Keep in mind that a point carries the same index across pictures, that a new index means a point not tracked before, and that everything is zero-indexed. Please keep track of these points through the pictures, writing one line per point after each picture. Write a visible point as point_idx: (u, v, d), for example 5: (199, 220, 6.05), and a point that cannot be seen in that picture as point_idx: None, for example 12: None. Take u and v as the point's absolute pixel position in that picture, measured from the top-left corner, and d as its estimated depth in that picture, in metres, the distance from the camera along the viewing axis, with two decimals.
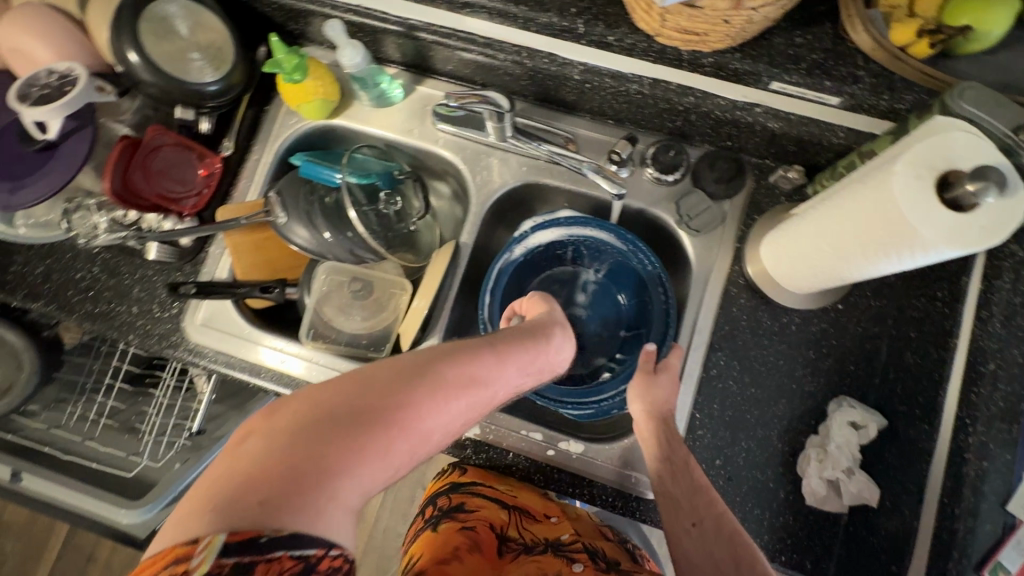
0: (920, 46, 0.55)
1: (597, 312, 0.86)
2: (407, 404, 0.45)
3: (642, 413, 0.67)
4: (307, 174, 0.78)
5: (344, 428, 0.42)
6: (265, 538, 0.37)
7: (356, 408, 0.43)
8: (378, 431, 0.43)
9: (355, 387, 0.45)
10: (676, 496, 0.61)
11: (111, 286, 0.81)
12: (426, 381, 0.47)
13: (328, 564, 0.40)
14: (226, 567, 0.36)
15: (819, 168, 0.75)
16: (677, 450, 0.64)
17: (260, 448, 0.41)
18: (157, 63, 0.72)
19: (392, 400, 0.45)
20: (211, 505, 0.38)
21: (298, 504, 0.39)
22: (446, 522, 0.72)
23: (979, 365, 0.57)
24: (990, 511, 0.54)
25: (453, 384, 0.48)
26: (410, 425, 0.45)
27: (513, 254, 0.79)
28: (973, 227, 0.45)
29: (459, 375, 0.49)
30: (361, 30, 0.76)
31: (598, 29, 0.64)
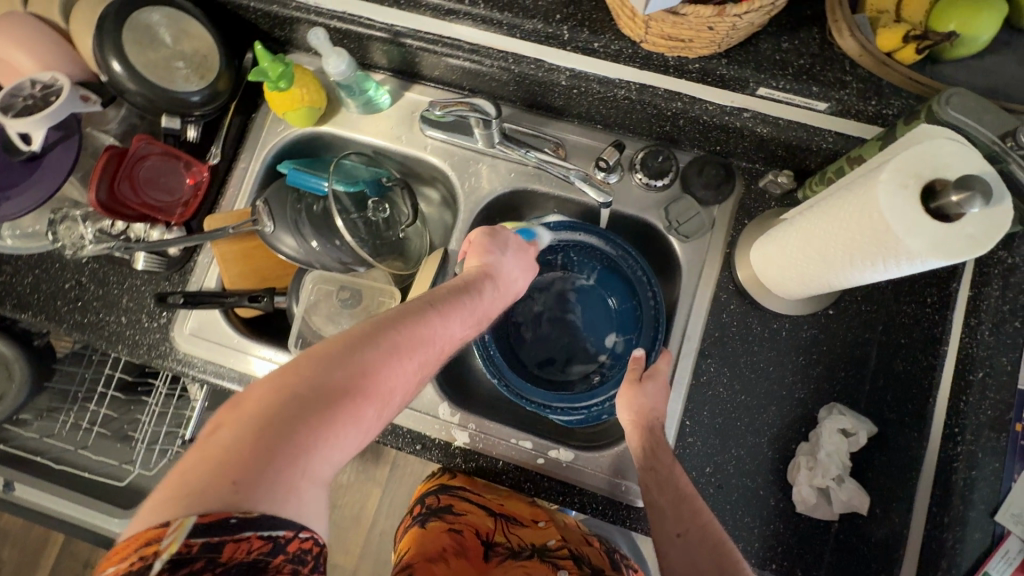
0: (906, 52, 0.54)
1: (587, 317, 0.85)
2: (371, 372, 0.45)
3: (630, 420, 0.67)
4: (295, 182, 0.77)
5: (312, 401, 0.42)
6: (236, 519, 0.36)
7: (323, 382, 0.43)
8: (345, 402, 0.43)
9: (322, 360, 0.44)
10: (663, 508, 0.60)
11: (99, 296, 0.81)
12: (387, 344, 0.47)
13: (298, 545, 0.39)
14: (194, 549, 0.35)
15: (809, 173, 0.74)
16: (663, 458, 0.63)
17: (227, 439, 0.39)
18: (140, 72, 0.71)
19: (356, 368, 0.44)
20: (180, 491, 0.36)
21: (270, 484, 0.38)
22: (433, 521, 0.72)
23: (968, 373, 0.57)
24: (979, 520, 0.53)
25: (415, 343, 0.49)
26: (377, 390, 0.45)
27: None
28: (959, 236, 0.44)
29: (418, 332, 0.49)
30: (347, 36, 0.76)
31: (584, 36, 0.63)
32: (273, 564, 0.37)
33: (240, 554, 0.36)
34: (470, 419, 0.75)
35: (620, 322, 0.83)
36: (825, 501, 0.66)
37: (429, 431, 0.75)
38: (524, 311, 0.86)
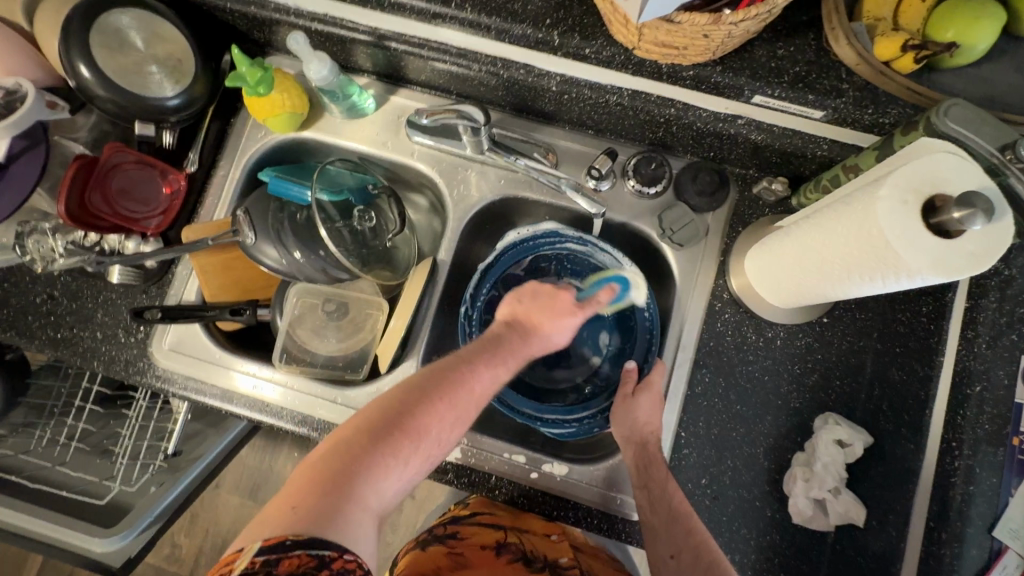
0: (903, 62, 0.53)
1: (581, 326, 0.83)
2: (417, 417, 0.53)
3: (623, 437, 0.67)
4: (277, 191, 0.75)
5: (369, 443, 0.50)
6: (290, 541, 0.43)
7: (379, 426, 0.51)
8: (394, 442, 0.51)
9: (377, 409, 0.53)
10: (656, 527, 0.60)
11: (73, 311, 0.77)
12: (434, 393, 0.54)
13: (342, 565, 0.43)
14: (256, 565, 0.41)
15: (804, 179, 0.73)
16: (656, 473, 0.63)
17: (305, 473, 0.48)
18: (110, 78, 0.68)
19: (406, 414, 0.52)
20: (260, 519, 0.45)
21: (329, 510, 0.46)
22: (439, 544, 0.73)
23: (964, 387, 0.59)
24: (976, 536, 0.55)
25: (459, 390, 0.56)
26: (423, 432, 0.53)
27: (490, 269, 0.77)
28: (960, 254, 0.43)
29: (462, 381, 0.56)
30: (329, 39, 0.73)
31: (574, 41, 0.61)
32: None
33: (293, 568, 0.41)
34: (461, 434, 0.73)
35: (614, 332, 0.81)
36: (822, 512, 0.65)
37: None
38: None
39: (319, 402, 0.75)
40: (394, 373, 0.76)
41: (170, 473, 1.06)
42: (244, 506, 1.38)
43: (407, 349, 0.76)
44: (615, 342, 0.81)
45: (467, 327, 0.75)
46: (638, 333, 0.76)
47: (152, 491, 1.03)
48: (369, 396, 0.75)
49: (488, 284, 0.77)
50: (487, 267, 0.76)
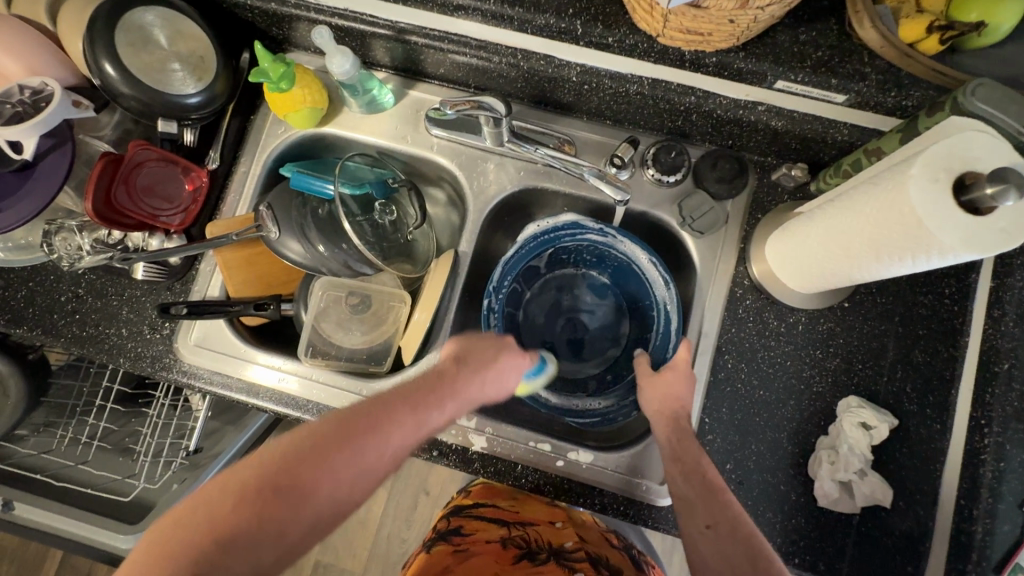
0: (929, 43, 0.54)
1: (599, 317, 0.85)
2: (317, 470, 0.46)
3: (657, 414, 0.66)
4: (299, 186, 0.75)
5: (256, 495, 0.44)
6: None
7: (271, 480, 0.45)
8: (291, 496, 0.45)
9: (269, 464, 0.46)
10: (694, 502, 0.59)
11: (98, 308, 0.78)
12: (338, 446, 0.47)
13: None
14: None
15: (822, 165, 0.74)
16: (689, 448, 0.62)
17: (179, 528, 0.43)
18: (136, 75, 0.68)
19: (303, 469, 0.46)
20: None
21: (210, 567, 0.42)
22: (443, 542, 0.74)
23: (992, 365, 0.60)
24: (1008, 512, 0.57)
25: (366, 446, 0.48)
26: (322, 489, 0.46)
27: (513, 258, 0.76)
28: (990, 231, 0.44)
29: (371, 430, 0.49)
30: (349, 34, 0.74)
31: (597, 30, 0.61)
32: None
33: None
34: (486, 423, 0.74)
35: (630, 321, 0.84)
36: (848, 495, 0.66)
37: (444, 436, 0.74)
38: (538, 313, 0.85)
39: (344, 394, 0.75)
40: (418, 365, 0.76)
41: (190, 470, 1.04)
42: None
43: (431, 340, 0.77)
44: (631, 336, 0.83)
45: (490, 317, 0.75)
46: (660, 323, 0.76)
47: (175, 489, 1.00)
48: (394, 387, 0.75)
49: (512, 273, 0.76)
50: (508, 258, 0.76)
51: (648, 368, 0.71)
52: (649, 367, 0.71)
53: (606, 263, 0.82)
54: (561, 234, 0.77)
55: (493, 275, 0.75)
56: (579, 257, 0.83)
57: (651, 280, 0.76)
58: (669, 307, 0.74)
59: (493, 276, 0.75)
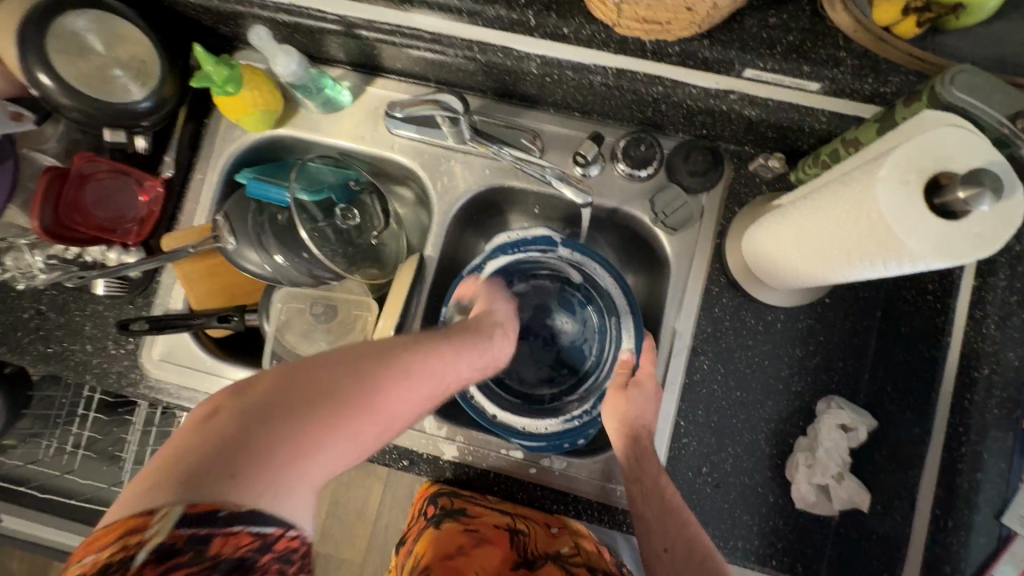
0: (907, 24, 0.48)
1: (573, 330, 0.79)
2: (379, 389, 0.46)
3: (616, 429, 0.66)
4: (255, 194, 0.72)
5: (307, 407, 0.41)
6: (225, 513, 0.35)
7: (326, 394, 0.43)
8: (353, 409, 0.43)
9: (347, 363, 0.46)
10: (650, 523, 0.60)
11: (61, 324, 0.76)
12: (379, 371, 0.47)
13: (285, 543, 0.38)
14: (182, 539, 0.34)
15: (801, 153, 0.70)
16: (648, 467, 0.62)
17: (231, 429, 0.38)
18: (73, 85, 0.65)
19: (364, 373, 0.46)
20: (175, 477, 0.35)
21: (238, 485, 0.36)
22: (447, 523, 0.67)
23: (972, 369, 0.55)
24: (983, 523, 0.53)
25: (413, 364, 0.51)
26: (377, 403, 0.46)
27: (482, 266, 0.73)
28: (964, 237, 0.41)
29: (416, 365, 0.51)
30: (298, 30, 0.70)
31: (551, 21, 0.57)
32: (258, 559, 0.36)
33: (228, 547, 0.35)
34: (457, 431, 0.72)
35: (595, 336, 0.78)
36: (826, 497, 0.64)
37: (415, 445, 0.72)
38: None
39: None
40: None
41: None
42: None
43: None
44: (600, 355, 0.77)
45: None
46: (625, 338, 0.72)
47: None
48: None
49: (474, 285, 0.73)
50: (475, 267, 0.73)
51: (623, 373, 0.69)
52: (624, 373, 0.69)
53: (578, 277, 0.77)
54: (533, 246, 0.73)
55: (459, 279, 0.73)
56: (550, 269, 0.78)
57: (616, 300, 0.73)
58: (633, 320, 0.72)
59: (454, 289, 0.72)
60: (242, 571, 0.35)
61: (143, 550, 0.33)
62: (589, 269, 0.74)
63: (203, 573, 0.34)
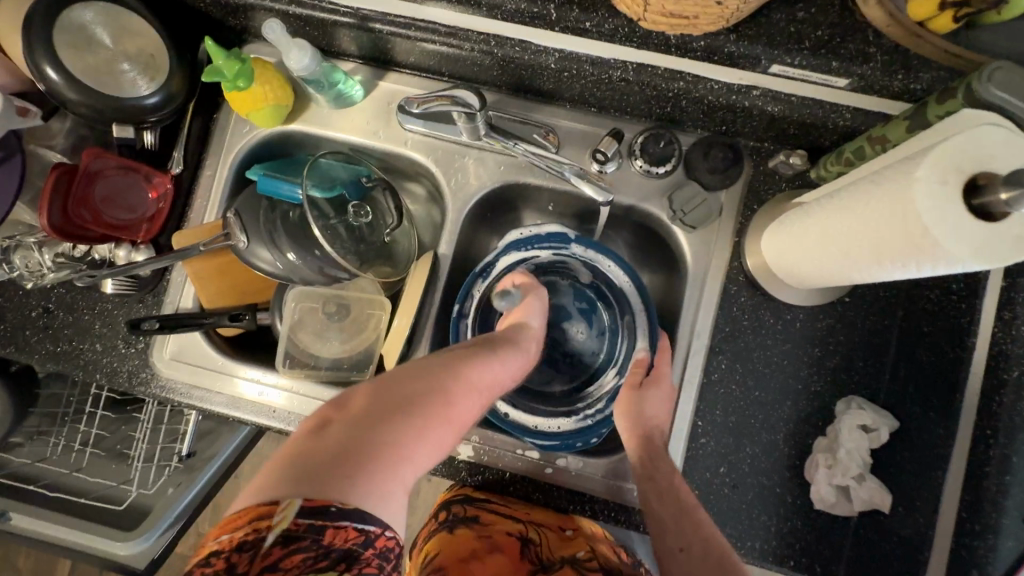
0: (941, 21, 0.47)
1: (583, 330, 0.78)
2: (458, 400, 0.51)
3: (627, 429, 0.65)
4: (267, 190, 0.71)
5: (403, 412, 0.47)
6: (335, 507, 0.40)
7: (417, 402, 0.48)
8: (442, 413, 0.49)
9: (437, 367, 0.53)
10: (665, 522, 0.58)
11: (70, 323, 0.75)
12: (451, 379, 0.52)
13: (384, 542, 0.42)
14: (302, 527, 0.39)
15: (822, 151, 0.69)
16: (662, 466, 0.61)
17: (341, 434, 0.44)
18: (80, 79, 0.64)
19: (455, 371, 0.53)
20: (297, 473, 0.41)
21: (350, 485, 0.41)
22: (459, 529, 0.67)
23: (1002, 371, 0.56)
24: (1013, 528, 0.52)
25: (489, 365, 0.57)
26: (461, 406, 0.52)
27: (491, 260, 0.72)
28: (1002, 240, 0.40)
29: (480, 368, 0.56)
30: (310, 23, 0.68)
31: (573, 15, 0.56)
32: (360, 552, 0.40)
33: (338, 539, 0.39)
34: (472, 431, 0.71)
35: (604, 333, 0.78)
36: (845, 498, 0.64)
37: None
38: None
39: None
40: None
41: (186, 473, 1.04)
42: None
43: (412, 347, 0.74)
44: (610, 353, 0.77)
45: (461, 327, 0.72)
46: (641, 337, 0.72)
47: (170, 494, 1.01)
48: None
49: (484, 280, 0.73)
50: (486, 265, 0.72)
51: (641, 372, 0.68)
52: (642, 372, 0.68)
53: (588, 276, 0.77)
54: (543, 239, 0.72)
55: (471, 274, 0.72)
56: (560, 268, 0.77)
57: (630, 297, 0.73)
58: (647, 317, 0.72)
59: (466, 287, 0.72)
60: (349, 561, 0.40)
61: (269, 536, 0.39)
62: (602, 267, 0.73)
63: (318, 559, 0.39)
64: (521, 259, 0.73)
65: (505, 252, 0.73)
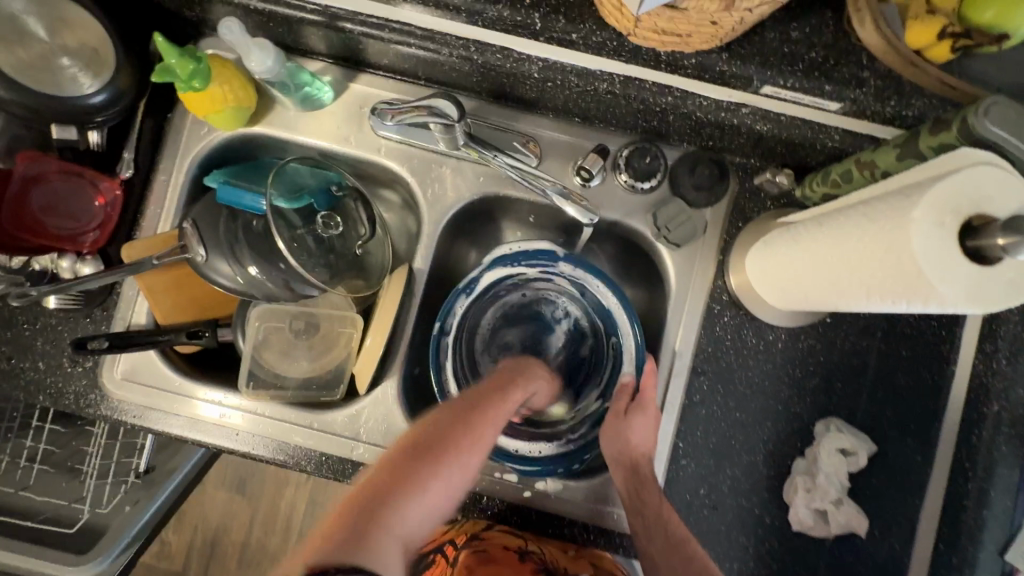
0: (939, 50, 0.46)
1: (566, 349, 0.76)
2: (455, 455, 0.49)
3: (613, 458, 0.64)
4: (227, 200, 0.66)
5: (410, 452, 0.49)
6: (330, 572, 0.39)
7: (418, 451, 0.49)
8: (437, 462, 0.48)
9: (430, 430, 0.51)
10: (657, 560, 0.58)
11: (9, 340, 0.69)
12: (447, 435, 0.50)
13: None
14: None
15: (808, 169, 0.67)
16: (649, 499, 0.61)
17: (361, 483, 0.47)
18: (13, 78, 0.59)
19: (450, 430, 0.51)
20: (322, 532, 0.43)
21: (348, 550, 0.41)
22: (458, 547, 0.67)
23: (983, 407, 0.59)
24: (988, 560, 0.57)
25: (487, 413, 0.54)
26: (456, 461, 0.49)
27: (478, 275, 0.70)
28: (997, 285, 0.39)
29: (474, 415, 0.53)
30: (273, 20, 0.63)
31: (559, 24, 0.53)
32: None
33: None
34: None
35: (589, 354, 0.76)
36: (823, 521, 0.64)
37: None
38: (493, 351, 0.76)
39: (294, 428, 0.70)
40: (373, 394, 0.70)
41: (144, 488, 0.99)
42: (232, 500, 1.36)
43: (386, 366, 0.71)
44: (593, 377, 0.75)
45: (441, 343, 0.69)
46: (626, 361, 0.70)
47: (127, 511, 0.95)
48: (347, 419, 0.70)
49: (470, 295, 0.70)
50: (472, 279, 0.70)
51: (625, 398, 0.66)
52: (625, 399, 0.66)
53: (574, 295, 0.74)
54: (534, 254, 0.70)
55: (457, 288, 0.70)
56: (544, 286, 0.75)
57: (615, 319, 0.71)
58: (634, 341, 0.69)
59: (450, 300, 0.69)
60: None
61: None
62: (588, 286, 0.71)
63: None
64: (509, 274, 0.71)
65: (491, 270, 0.70)
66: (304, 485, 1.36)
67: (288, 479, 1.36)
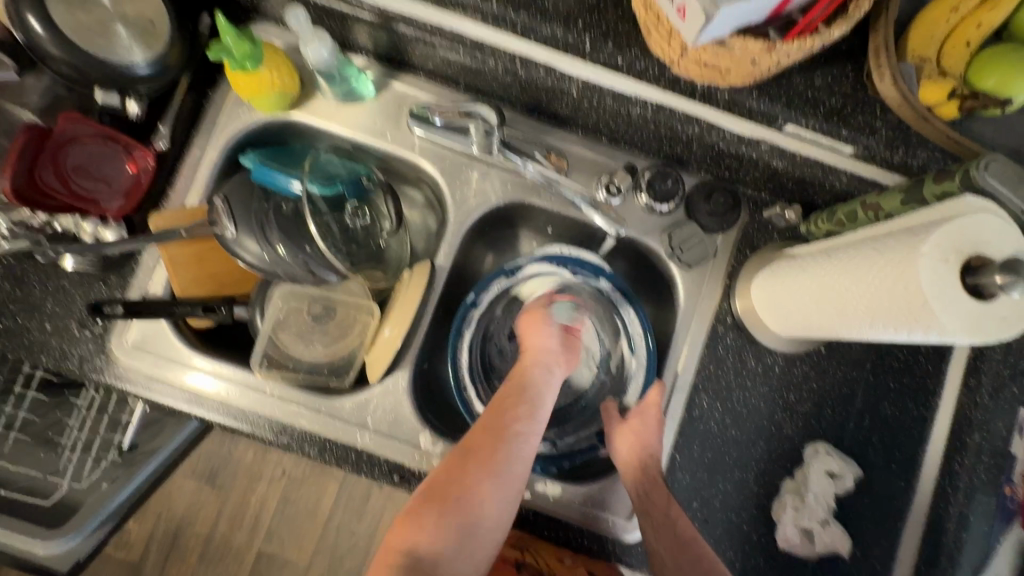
0: (948, 107, 0.53)
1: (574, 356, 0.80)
2: (492, 472, 0.60)
3: (625, 459, 0.66)
4: (261, 179, 0.67)
5: (456, 479, 0.60)
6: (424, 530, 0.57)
7: (461, 468, 0.60)
8: (485, 476, 0.60)
9: (467, 449, 0.62)
10: (664, 558, 0.60)
11: (18, 298, 0.68)
12: (481, 459, 0.60)
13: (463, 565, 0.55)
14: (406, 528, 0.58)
15: (814, 207, 0.72)
16: (658, 499, 0.63)
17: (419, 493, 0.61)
18: (65, 34, 0.59)
19: (487, 450, 0.61)
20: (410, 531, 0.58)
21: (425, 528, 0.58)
22: None
23: (965, 436, 0.65)
24: None
25: (515, 427, 0.63)
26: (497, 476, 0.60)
27: (524, 263, 0.72)
28: (987, 318, 0.44)
29: (508, 432, 0.63)
30: (327, 14, 0.65)
31: (608, 48, 0.58)
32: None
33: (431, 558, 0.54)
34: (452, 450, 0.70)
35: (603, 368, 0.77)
36: (808, 540, 0.67)
37: (409, 461, 0.70)
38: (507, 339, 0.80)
39: (301, 411, 0.70)
40: (384, 383, 0.71)
41: (124, 467, 0.96)
42: (202, 491, 1.32)
43: (398, 359, 0.72)
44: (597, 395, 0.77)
45: (467, 314, 0.72)
46: (631, 391, 0.72)
47: (104, 489, 0.93)
48: (355, 406, 0.70)
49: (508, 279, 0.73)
50: (517, 266, 0.72)
51: (615, 413, 0.70)
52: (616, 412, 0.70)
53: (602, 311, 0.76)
54: (584, 265, 0.73)
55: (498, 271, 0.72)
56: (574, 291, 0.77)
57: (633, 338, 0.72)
58: (647, 357, 0.71)
59: (488, 279, 0.71)
60: None
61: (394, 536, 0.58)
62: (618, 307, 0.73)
63: None
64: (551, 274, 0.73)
65: (531, 264, 0.73)
66: (278, 481, 1.32)
67: (261, 474, 1.33)
